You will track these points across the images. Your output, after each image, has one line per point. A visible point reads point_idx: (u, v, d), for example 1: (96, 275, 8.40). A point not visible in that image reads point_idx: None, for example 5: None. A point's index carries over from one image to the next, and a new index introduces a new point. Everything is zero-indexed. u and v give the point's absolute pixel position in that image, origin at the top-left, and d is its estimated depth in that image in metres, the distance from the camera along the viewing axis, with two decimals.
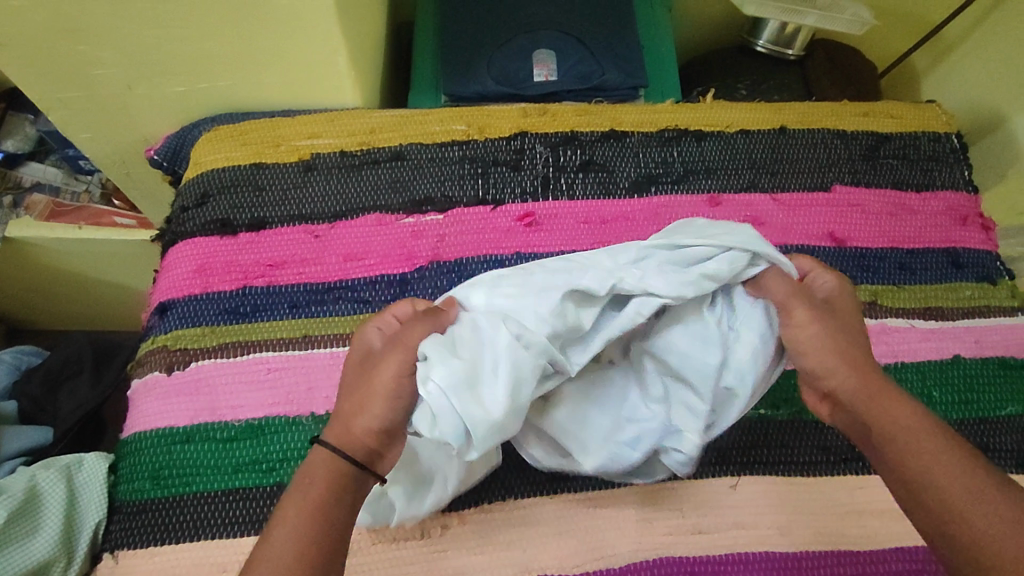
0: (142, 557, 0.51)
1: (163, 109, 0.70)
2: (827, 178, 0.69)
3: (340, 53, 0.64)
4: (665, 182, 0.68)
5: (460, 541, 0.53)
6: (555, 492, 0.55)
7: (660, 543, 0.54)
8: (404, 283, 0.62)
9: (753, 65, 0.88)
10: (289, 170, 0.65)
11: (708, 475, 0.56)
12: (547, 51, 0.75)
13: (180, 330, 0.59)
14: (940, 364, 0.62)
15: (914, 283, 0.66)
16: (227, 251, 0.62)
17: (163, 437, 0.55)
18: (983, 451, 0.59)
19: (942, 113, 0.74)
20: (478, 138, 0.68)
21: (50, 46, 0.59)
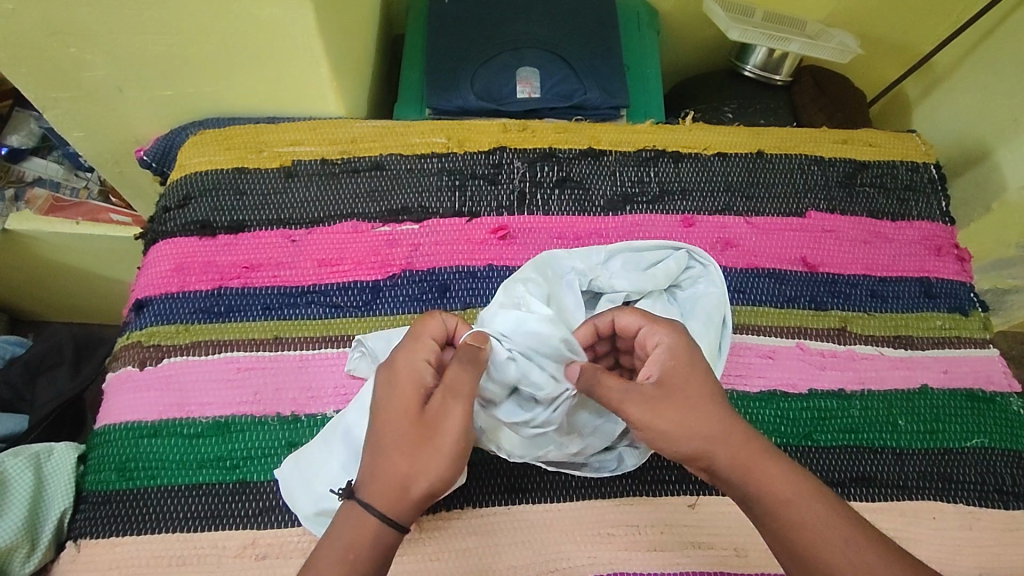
0: (102, 547, 0.52)
1: (155, 112, 0.72)
2: (802, 203, 0.70)
3: (324, 63, 0.66)
4: (640, 201, 0.68)
5: (413, 551, 0.52)
6: (511, 503, 0.55)
7: (614, 558, 0.53)
8: (376, 289, 0.63)
9: (739, 90, 0.90)
10: (270, 176, 0.67)
11: (668, 492, 0.56)
12: (530, 69, 0.77)
13: (154, 327, 0.60)
14: (907, 393, 0.62)
15: (885, 311, 0.66)
16: (206, 252, 0.63)
17: (131, 430, 0.56)
18: (947, 482, 0.58)
19: (921, 143, 0.75)
20: (457, 151, 0.69)
21: (45, 47, 0.62)
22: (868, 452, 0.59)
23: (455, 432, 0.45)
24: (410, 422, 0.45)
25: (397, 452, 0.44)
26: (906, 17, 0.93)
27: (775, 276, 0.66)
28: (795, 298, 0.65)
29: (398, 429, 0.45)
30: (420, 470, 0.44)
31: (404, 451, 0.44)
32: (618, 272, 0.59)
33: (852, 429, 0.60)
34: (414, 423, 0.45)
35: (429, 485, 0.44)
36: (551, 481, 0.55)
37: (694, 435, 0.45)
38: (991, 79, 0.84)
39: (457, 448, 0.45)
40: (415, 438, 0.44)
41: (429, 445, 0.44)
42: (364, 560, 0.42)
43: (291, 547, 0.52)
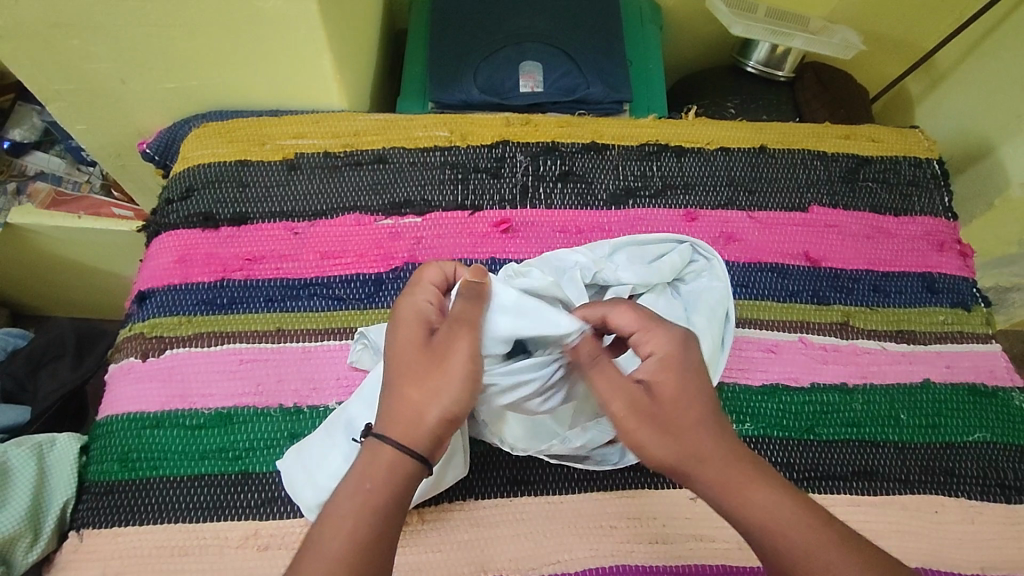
0: (105, 537, 0.52)
1: (158, 104, 0.72)
2: (805, 198, 0.70)
3: (327, 57, 0.66)
4: (642, 195, 0.68)
5: (416, 543, 0.52)
6: (513, 495, 0.55)
7: (616, 551, 0.53)
8: (379, 282, 0.63)
9: (742, 86, 0.90)
10: (273, 168, 0.67)
11: (670, 485, 0.56)
12: (534, 63, 0.77)
13: (156, 319, 0.60)
14: (909, 388, 0.62)
15: (888, 305, 0.66)
16: (209, 244, 0.64)
17: (133, 421, 0.56)
18: (948, 476, 0.58)
19: (924, 139, 0.75)
20: (459, 144, 0.69)
21: (48, 39, 0.62)
22: (870, 446, 0.59)
23: (463, 357, 0.43)
24: (418, 353, 0.44)
25: (407, 381, 0.43)
26: (909, 14, 0.93)
27: (777, 271, 0.66)
28: (797, 292, 0.65)
29: (405, 360, 0.43)
30: (434, 398, 0.42)
31: (413, 379, 0.43)
32: (623, 265, 0.58)
33: (854, 422, 0.60)
34: (420, 354, 0.44)
35: (438, 412, 0.42)
36: (553, 473, 0.55)
37: (688, 443, 0.42)
38: (994, 76, 0.84)
39: (468, 373, 0.43)
40: (424, 365, 0.43)
41: (438, 371, 0.43)
42: (378, 492, 0.40)
43: (293, 537, 0.52)
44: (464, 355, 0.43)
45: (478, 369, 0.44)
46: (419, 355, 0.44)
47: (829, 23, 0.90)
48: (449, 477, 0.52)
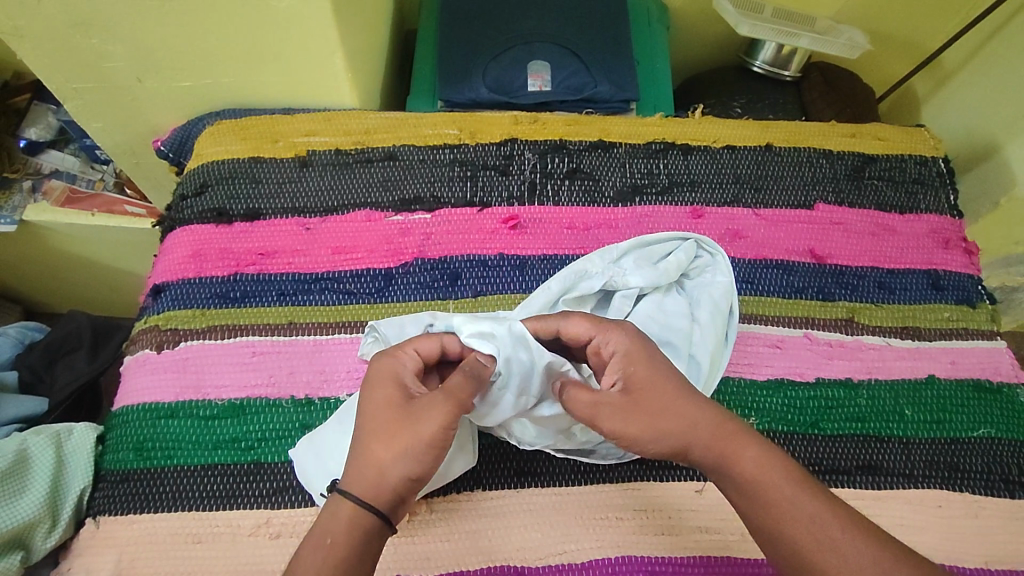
0: (120, 524, 0.53)
1: (173, 102, 0.74)
2: (810, 196, 0.70)
3: (339, 55, 0.67)
4: (649, 192, 0.69)
5: (426, 529, 0.53)
6: (521, 486, 0.55)
7: (622, 542, 0.54)
8: (388, 277, 0.64)
9: (749, 85, 0.90)
10: (286, 165, 0.68)
11: (675, 478, 0.56)
12: (542, 62, 0.79)
13: (171, 311, 0.61)
14: (914, 383, 0.62)
15: (893, 302, 0.66)
16: (222, 239, 0.65)
17: (149, 411, 0.57)
18: (953, 471, 0.59)
19: (929, 137, 0.75)
20: (468, 142, 0.70)
21: (66, 38, 0.63)
22: (875, 440, 0.59)
23: (433, 424, 0.43)
24: (388, 417, 0.44)
25: (376, 442, 0.43)
26: (915, 14, 0.93)
27: (782, 267, 0.66)
28: (803, 289, 0.65)
29: (376, 420, 0.44)
30: (396, 455, 0.42)
31: (382, 438, 0.43)
32: (632, 268, 0.59)
33: (859, 417, 0.60)
34: (393, 417, 0.44)
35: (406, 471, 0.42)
36: (559, 465, 0.56)
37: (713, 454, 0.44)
38: (999, 76, 0.84)
39: (433, 441, 0.43)
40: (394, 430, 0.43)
41: (406, 434, 0.43)
42: (341, 545, 0.40)
43: (305, 526, 0.53)
44: (433, 422, 0.43)
45: (449, 440, 0.43)
46: (389, 420, 0.43)
47: (835, 24, 0.90)
48: (456, 468, 0.53)
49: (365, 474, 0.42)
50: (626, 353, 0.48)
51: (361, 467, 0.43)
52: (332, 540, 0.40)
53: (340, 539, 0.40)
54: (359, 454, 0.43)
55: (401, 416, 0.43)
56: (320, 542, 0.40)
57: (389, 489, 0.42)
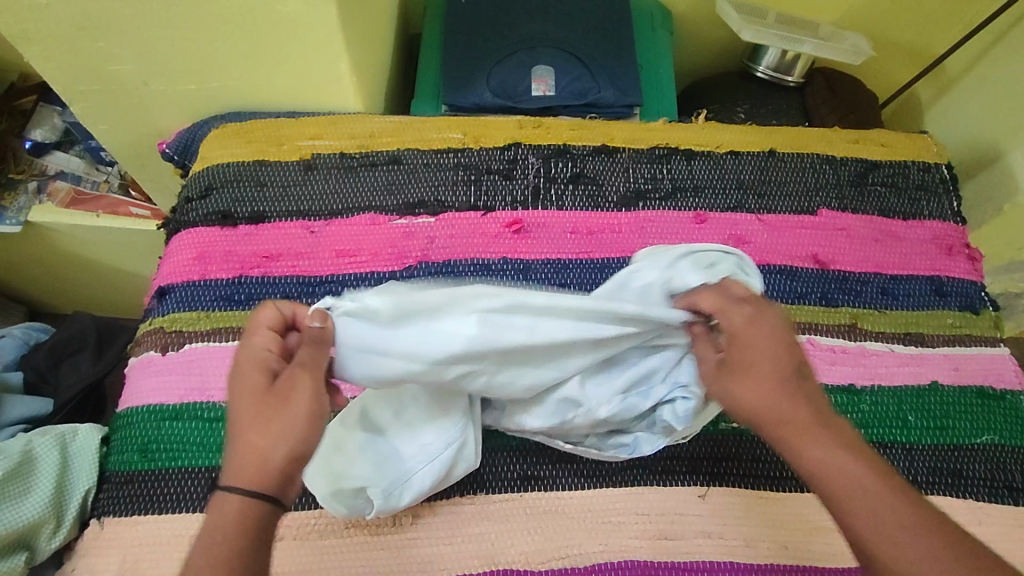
0: (124, 525, 0.53)
1: (179, 105, 0.74)
2: (814, 202, 0.70)
3: (344, 59, 0.67)
4: (653, 197, 0.69)
5: (429, 532, 0.53)
6: (524, 491, 0.55)
7: (625, 546, 0.54)
8: (393, 280, 0.64)
9: (752, 90, 0.90)
10: (290, 169, 0.69)
11: (679, 483, 0.56)
12: (546, 67, 0.79)
13: (176, 313, 0.62)
14: (917, 390, 0.62)
15: (896, 308, 0.66)
16: (227, 242, 0.65)
17: (153, 413, 0.57)
18: (956, 477, 0.59)
19: (932, 144, 0.75)
20: (472, 146, 0.70)
21: (73, 41, 0.64)
22: (878, 446, 0.59)
23: (304, 399, 0.42)
24: (257, 403, 0.43)
25: (251, 429, 0.42)
26: (919, 21, 0.93)
27: (785, 273, 0.66)
28: (806, 295, 0.65)
29: (245, 412, 0.42)
30: (276, 437, 0.41)
31: (257, 425, 0.42)
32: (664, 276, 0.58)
33: (862, 423, 0.60)
34: (257, 404, 0.42)
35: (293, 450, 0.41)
36: (563, 469, 0.56)
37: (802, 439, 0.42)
38: (1002, 83, 0.84)
39: (312, 412, 0.42)
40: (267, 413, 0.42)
41: (278, 415, 0.42)
42: (231, 539, 0.38)
43: (308, 529, 0.53)
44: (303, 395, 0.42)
45: (324, 405, 0.43)
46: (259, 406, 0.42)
47: (838, 30, 0.91)
48: (458, 470, 0.53)
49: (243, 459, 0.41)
50: (750, 317, 0.47)
51: (244, 456, 0.41)
52: (222, 535, 0.38)
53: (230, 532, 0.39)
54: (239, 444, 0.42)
55: (269, 399, 0.43)
56: (211, 537, 0.38)
57: (278, 472, 0.41)
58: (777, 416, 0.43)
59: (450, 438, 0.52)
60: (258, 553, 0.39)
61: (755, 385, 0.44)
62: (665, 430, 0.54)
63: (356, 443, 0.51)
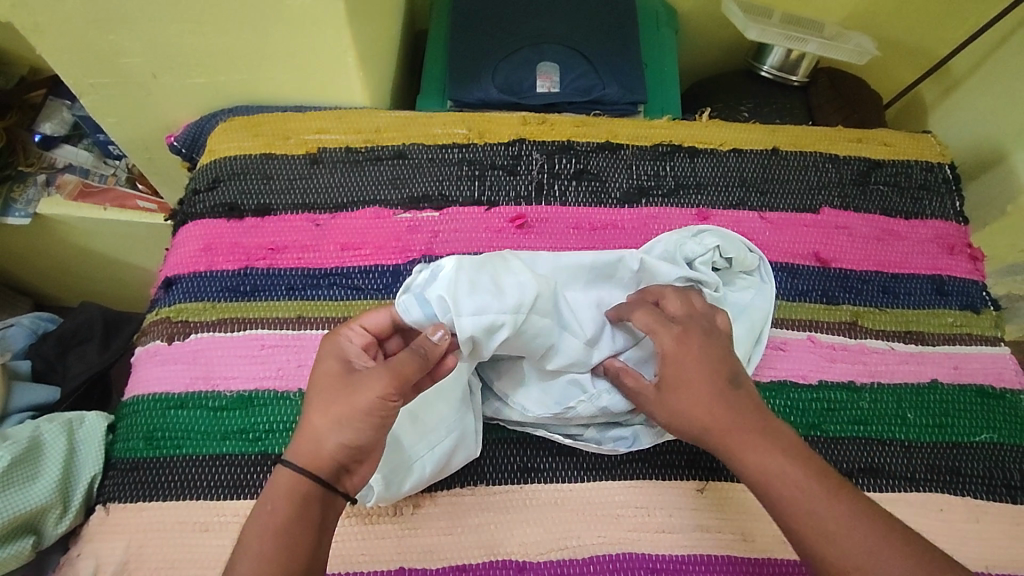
0: (130, 511, 0.54)
1: (187, 99, 0.75)
2: (816, 200, 0.70)
3: (352, 54, 0.68)
4: (656, 194, 0.70)
5: (430, 522, 0.54)
6: (524, 482, 0.56)
7: (623, 538, 0.54)
8: (396, 273, 0.64)
9: (756, 89, 0.91)
10: (297, 162, 0.69)
11: (678, 477, 0.57)
12: (551, 64, 0.79)
13: (183, 303, 0.62)
14: (917, 388, 0.62)
15: (897, 307, 0.66)
16: (233, 233, 0.66)
17: (159, 401, 0.58)
18: (955, 475, 0.59)
19: (935, 144, 0.75)
20: (477, 142, 0.71)
21: (85, 35, 0.65)
22: (877, 443, 0.59)
23: (368, 397, 0.43)
24: (330, 388, 0.45)
25: (315, 413, 0.44)
26: (924, 21, 0.93)
27: (787, 270, 0.67)
28: (807, 292, 0.66)
29: (321, 393, 0.45)
30: (334, 425, 0.43)
31: (320, 409, 0.44)
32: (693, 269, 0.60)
33: (861, 420, 0.60)
34: (334, 387, 0.45)
35: (343, 441, 0.43)
36: (563, 461, 0.57)
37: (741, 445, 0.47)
38: (1006, 84, 0.84)
39: (371, 411, 0.43)
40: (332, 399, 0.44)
41: (344, 403, 0.44)
42: (281, 513, 0.42)
43: None
44: (370, 393, 0.43)
45: (387, 413, 0.44)
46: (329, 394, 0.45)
47: (843, 29, 0.91)
48: (458, 460, 0.54)
49: (306, 443, 0.44)
50: (678, 336, 0.51)
51: (303, 437, 0.44)
52: (273, 507, 0.42)
53: (280, 508, 0.42)
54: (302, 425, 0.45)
55: (340, 387, 0.45)
56: (264, 513, 0.42)
57: (328, 458, 0.43)
58: (718, 424, 0.48)
59: (452, 428, 0.53)
60: (300, 537, 0.41)
61: (700, 396, 0.49)
62: (660, 420, 0.57)
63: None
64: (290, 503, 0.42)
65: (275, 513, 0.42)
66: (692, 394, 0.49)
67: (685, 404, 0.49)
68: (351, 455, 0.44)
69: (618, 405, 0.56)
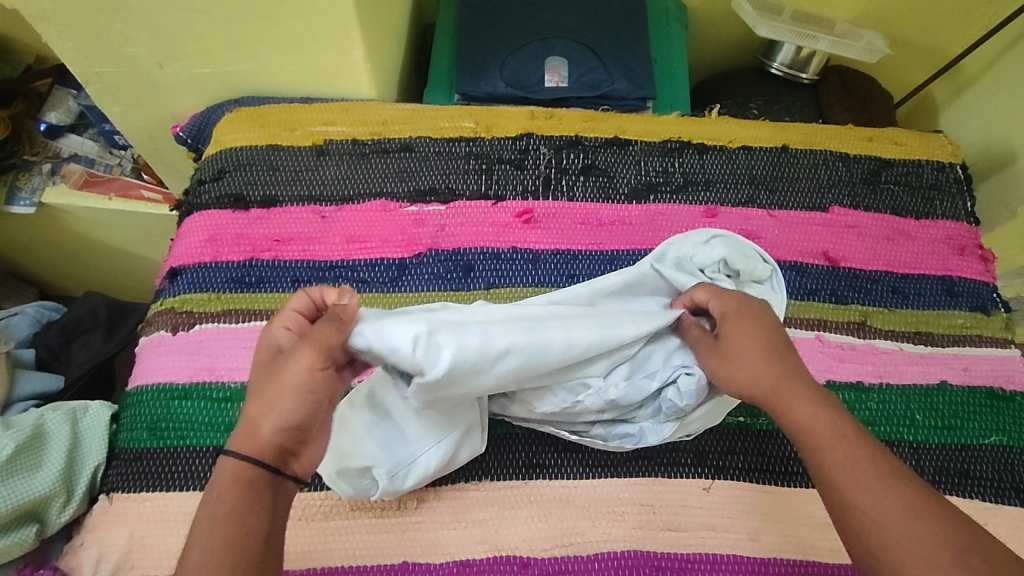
0: (133, 501, 0.54)
1: (194, 89, 0.74)
2: (826, 199, 0.70)
3: (359, 46, 0.67)
4: (664, 191, 0.69)
5: (434, 516, 0.54)
6: (528, 478, 0.56)
7: (627, 536, 0.54)
8: (402, 267, 0.64)
9: (766, 87, 0.90)
10: (303, 153, 0.69)
11: (683, 475, 0.56)
12: (560, 58, 0.79)
13: (187, 294, 0.62)
14: (925, 389, 0.62)
15: (906, 307, 0.66)
16: (238, 224, 0.65)
17: (163, 391, 0.58)
18: (963, 477, 0.58)
19: (947, 144, 0.75)
20: (484, 136, 0.70)
21: (91, 22, 0.64)
22: (885, 444, 0.59)
23: (296, 372, 0.44)
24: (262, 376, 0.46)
25: (251, 398, 0.44)
26: (937, 19, 0.92)
27: (796, 269, 0.66)
28: (815, 291, 0.65)
29: (254, 382, 0.46)
30: (267, 407, 0.44)
31: (255, 394, 0.45)
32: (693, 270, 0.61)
33: (869, 421, 0.60)
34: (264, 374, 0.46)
35: (280, 423, 0.43)
36: (568, 458, 0.56)
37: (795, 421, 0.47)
38: (1020, 84, 0.83)
39: (302, 387, 0.44)
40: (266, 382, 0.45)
41: (276, 384, 0.44)
42: (228, 499, 0.41)
43: (314, 510, 0.54)
44: (295, 367, 0.44)
45: (319, 383, 0.44)
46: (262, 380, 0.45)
47: (855, 27, 0.90)
48: (464, 456, 0.53)
49: (244, 429, 0.44)
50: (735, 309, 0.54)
51: (241, 423, 0.44)
52: (219, 495, 0.41)
53: (226, 493, 0.41)
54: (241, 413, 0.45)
55: (272, 370, 0.45)
56: (213, 502, 0.41)
57: (273, 441, 0.43)
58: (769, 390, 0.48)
59: (458, 422, 0.53)
60: (251, 526, 0.41)
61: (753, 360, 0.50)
62: (670, 411, 0.55)
63: (363, 425, 0.52)
64: (239, 490, 0.41)
65: (222, 502, 0.41)
66: (745, 359, 0.50)
67: (736, 368, 0.50)
68: (294, 439, 0.44)
69: (628, 397, 0.54)
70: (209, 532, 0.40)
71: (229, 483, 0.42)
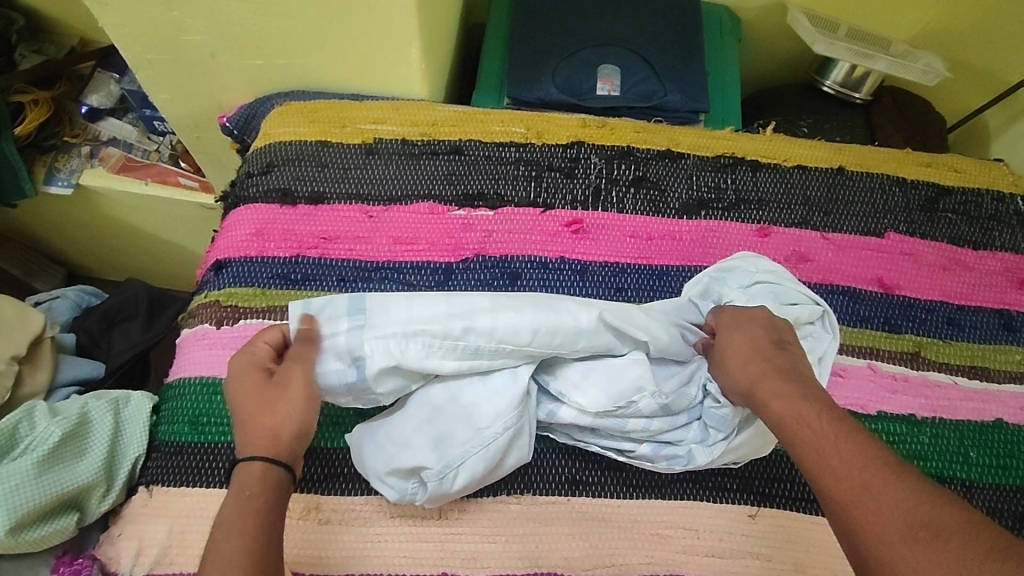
0: (173, 495, 0.53)
1: (244, 80, 0.74)
2: (881, 224, 0.68)
3: (415, 45, 0.67)
4: (715, 207, 0.68)
5: (475, 527, 0.53)
6: (570, 495, 0.55)
7: (672, 560, 0.53)
8: (448, 272, 0.63)
9: (816, 105, 0.88)
10: (352, 151, 0.68)
11: (728, 501, 0.55)
12: (612, 67, 0.78)
13: (232, 288, 0.61)
14: (981, 426, 0.60)
15: (961, 339, 0.64)
16: (286, 220, 0.65)
17: (204, 385, 0.57)
18: (1017, 520, 0.57)
19: (1008, 173, 0.73)
20: (535, 142, 0.69)
21: (149, 9, 0.64)
22: (937, 480, 0.57)
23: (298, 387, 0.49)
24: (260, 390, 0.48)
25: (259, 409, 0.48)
26: (999, 44, 0.90)
27: (849, 294, 0.65)
28: (868, 319, 0.64)
29: (248, 402, 0.48)
30: (281, 415, 0.48)
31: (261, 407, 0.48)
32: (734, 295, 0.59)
33: (920, 456, 0.58)
34: (259, 393, 0.48)
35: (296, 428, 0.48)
36: (611, 476, 0.55)
37: None
38: None
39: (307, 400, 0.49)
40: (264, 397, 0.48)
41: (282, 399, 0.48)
42: (257, 496, 0.44)
43: (354, 515, 0.53)
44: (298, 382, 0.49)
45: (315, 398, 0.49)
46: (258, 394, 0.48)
47: (912, 49, 0.88)
48: (512, 462, 0.52)
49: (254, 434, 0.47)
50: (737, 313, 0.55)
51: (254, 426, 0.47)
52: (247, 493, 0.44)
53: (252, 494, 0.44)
54: (248, 420, 0.47)
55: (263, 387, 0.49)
56: (238, 500, 0.43)
57: None
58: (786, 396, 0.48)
59: (506, 428, 0.51)
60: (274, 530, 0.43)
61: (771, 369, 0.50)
62: (717, 425, 0.54)
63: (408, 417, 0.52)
64: (263, 489, 0.44)
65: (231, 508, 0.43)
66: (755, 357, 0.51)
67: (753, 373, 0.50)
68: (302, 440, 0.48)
69: (675, 403, 0.54)
70: (233, 534, 0.41)
71: (255, 484, 0.44)
